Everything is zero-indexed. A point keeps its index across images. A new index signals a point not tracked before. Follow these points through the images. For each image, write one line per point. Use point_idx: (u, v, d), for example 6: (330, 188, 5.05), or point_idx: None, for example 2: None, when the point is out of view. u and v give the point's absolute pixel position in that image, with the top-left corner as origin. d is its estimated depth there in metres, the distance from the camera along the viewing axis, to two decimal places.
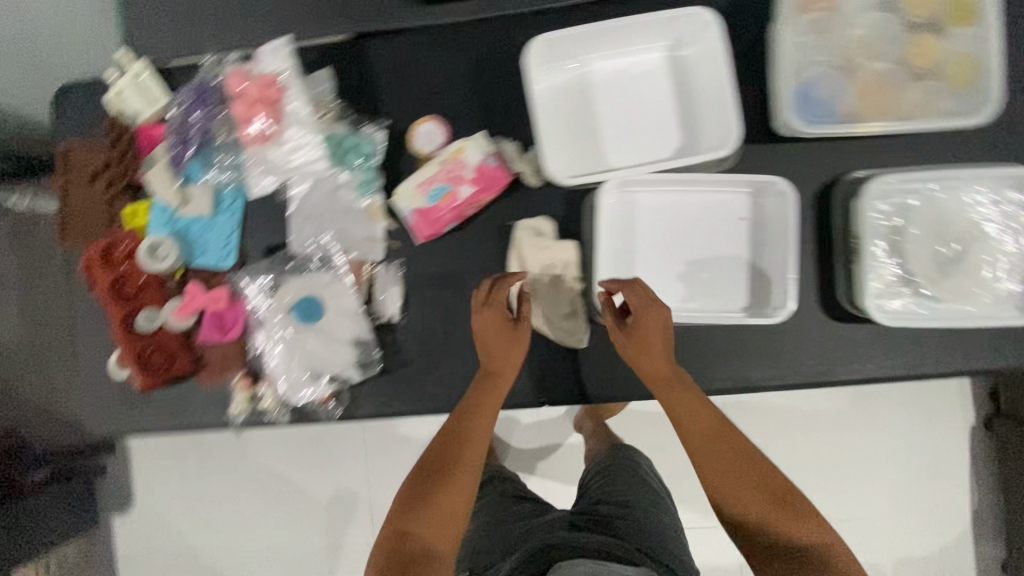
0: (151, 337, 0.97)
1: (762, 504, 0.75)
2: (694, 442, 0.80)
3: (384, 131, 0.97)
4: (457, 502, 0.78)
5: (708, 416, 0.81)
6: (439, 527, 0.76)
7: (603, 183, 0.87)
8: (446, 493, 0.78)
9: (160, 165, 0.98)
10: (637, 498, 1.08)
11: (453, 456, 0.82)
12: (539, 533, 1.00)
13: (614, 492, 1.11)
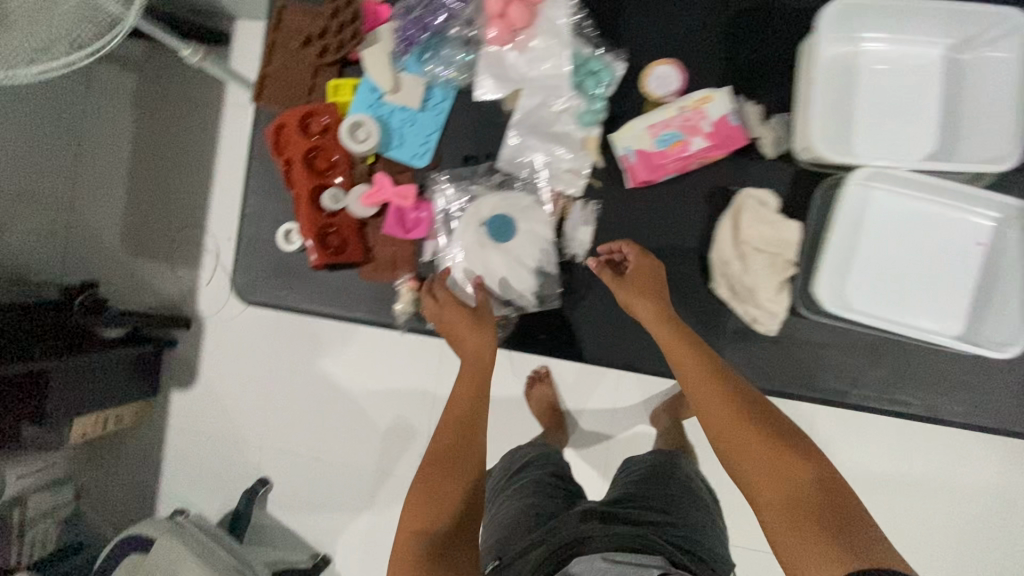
0: (333, 217, 0.95)
1: (783, 478, 0.60)
2: (713, 421, 0.68)
3: (621, 64, 0.91)
4: (458, 467, 0.71)
5: (712, 385, 0.70)
6: (446, 494, 0.69)
7: (857, 170, 0.82)
8: (462, 463, 0.72)
9: (382, 44, 0.94)
10: (684, 491, 0.88)
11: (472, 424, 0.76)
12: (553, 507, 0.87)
13: (656, 482, 0.89)
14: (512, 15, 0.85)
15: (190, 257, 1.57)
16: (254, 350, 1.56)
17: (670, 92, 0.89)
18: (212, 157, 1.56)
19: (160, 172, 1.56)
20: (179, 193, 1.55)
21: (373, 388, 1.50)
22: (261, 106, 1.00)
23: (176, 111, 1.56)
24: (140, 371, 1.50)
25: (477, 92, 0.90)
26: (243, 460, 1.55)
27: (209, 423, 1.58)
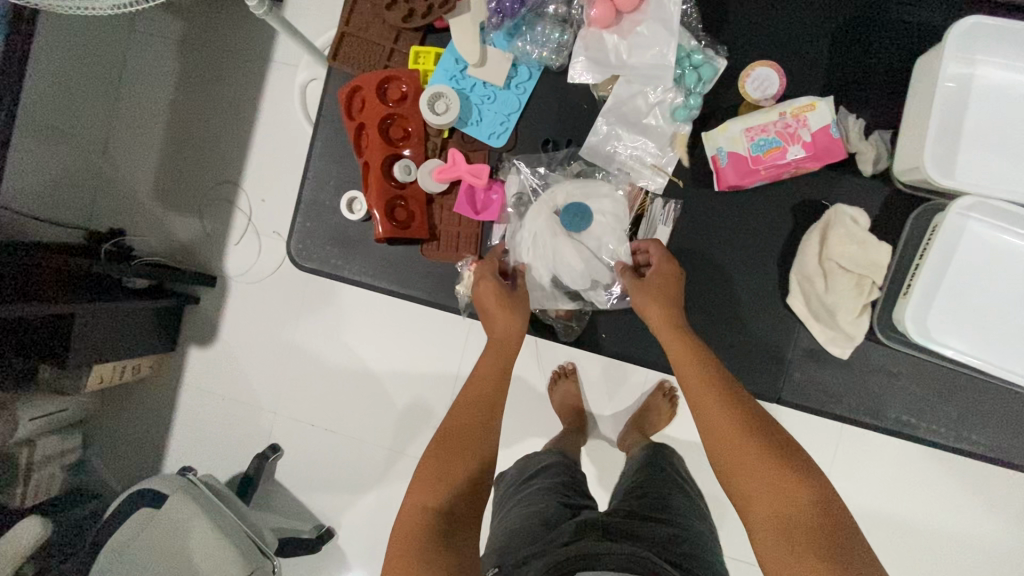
0: (403, 188, 0.92)
1: (779, 493, 0.62)
2: (711, 430, 0.69)
3: (721, 60, 0.86)
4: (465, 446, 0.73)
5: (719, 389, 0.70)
6: (456, 473, 0.71)
7: (965, 197, 0.78)
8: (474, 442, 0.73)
9: (473, 14, 0.90)
10: (679, 506, 0.92)
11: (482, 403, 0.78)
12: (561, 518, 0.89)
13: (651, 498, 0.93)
14: None
15: (217, 210, 1.55)
16: (279, 316, 1.53)
17: (767, 98, 0.84)
18: (254, 112, 1.53)
19: (197, 121, 1.55)
20: (214, 143, 1.55)
21: (398, 366, 1.48)
22: (335, 67, 0.96)
23: (220, 59, 1.55)
24: (162, 324, 1.50)
25: (570, 77, 0.85)
26: (257, 424, 1.54)
27: (225, 384, 1.56)
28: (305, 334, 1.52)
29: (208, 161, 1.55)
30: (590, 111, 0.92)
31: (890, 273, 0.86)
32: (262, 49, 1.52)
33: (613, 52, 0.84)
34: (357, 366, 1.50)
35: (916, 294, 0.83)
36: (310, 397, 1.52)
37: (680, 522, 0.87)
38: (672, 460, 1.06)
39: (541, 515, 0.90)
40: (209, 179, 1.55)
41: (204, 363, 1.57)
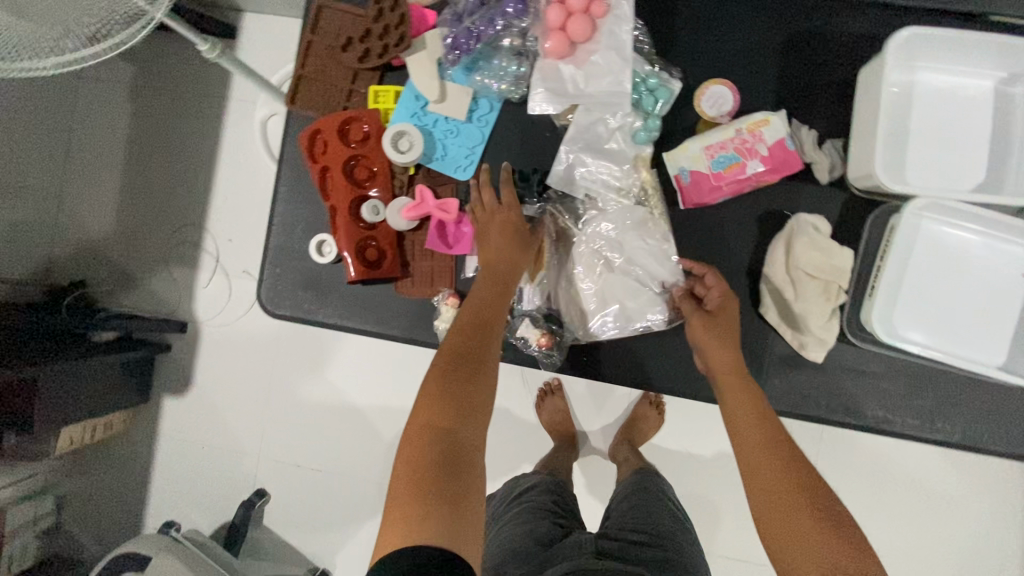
0: (372, 229, 0.91)
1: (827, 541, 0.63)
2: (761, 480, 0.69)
3: (676, 82, 0.88)
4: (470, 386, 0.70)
5: (769, 435, 0.73)
6: (460, 398, 0.68)
7: (916, 199, 0.81)
8: (477, 377, 0.71)
9: (429, 52, 0.90)
10: (668, 525, 0.94)
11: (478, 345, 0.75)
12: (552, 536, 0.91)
13: (642, 516, 0.96)
14: (573, 28, 0.82)
15: (184, 254, 1.51)
16: (255, 358, 1.50)
17: (722, 114, 0.87)
18: (213, 154, 1.50)
19: (157, 168, 1.52)
20: (176, 189, 1.51)
21: (383, 398, 1.46)
22: (294, 109, 0.96)
23: (173, 98, 1.51)
24: (132, 378, 1.45)
25: (530, 110, 0.86)
26: (241, 470, 1.50)
27: (204, 431, 1.52)
28: (284, 373, 1.49)
29: (171, 206, 1.51)
30: (552, 137, 0.92)
31: (854, 276, 0.89)
32: (217, 91, 1.50)
33: (570, 82, 0.85)
34: (340, 402, 1.47)
35: (880, 293, 0.86)
36: (294, 437, 1.49)
37: (670, 542, 0.89)
38: (662, 485, 1.08)
39: (534, 532, 0.92)
40: (172, 224, 1.51)
41: (181, 411, 1.52)
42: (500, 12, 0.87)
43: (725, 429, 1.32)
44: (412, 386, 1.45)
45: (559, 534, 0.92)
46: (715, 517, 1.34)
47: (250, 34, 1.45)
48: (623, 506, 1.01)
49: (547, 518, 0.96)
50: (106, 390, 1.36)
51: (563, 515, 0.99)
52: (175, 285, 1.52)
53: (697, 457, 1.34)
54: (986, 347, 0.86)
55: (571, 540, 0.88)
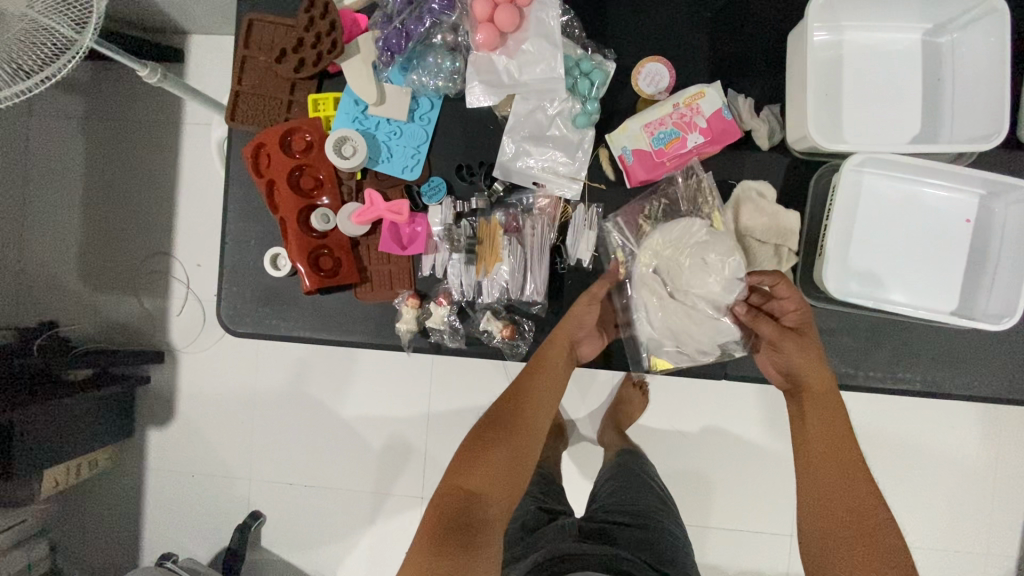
0: (323, 238, 0.91)
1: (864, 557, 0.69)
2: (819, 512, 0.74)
3: (611, 63, 0.89)
4: (502, 458, 0.78)
5: (846, 455, 0.76)
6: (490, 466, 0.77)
7: (853, 156, 0.82)
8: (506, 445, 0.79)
9: (364, 54, 0.91)
10: (650, 503, 0.94)
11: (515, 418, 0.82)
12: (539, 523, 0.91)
13: (625, 496, 0.96)
14: (500, 19, 0.82)
15: (153, 283, 1.50)
16: (236, 381, 1.49)
17: (660, 91, 0.88)
18: (172, 181, 1.49)
19: (118, 199, 1.50)
20: (141, 218, 1.50)
21: (367, 408, 1.45)
22: (235, 126, 0.95)
23: (125, 126, 1.49)
24: (112, 412, 1.43)
25: (470, 104, 0.86)
26: (232, 494, 1.49)
27: (192, 459, 1.50)
28: (266, 393, 1.48)
29: (135, 236, 1.50)
30: (495, 130, 0.93)
31: (804, 237, 0.90)
32: (169, 118, 1.49)
33: (505, 72, 0.85)
34: (324, 416, 1.46)
35: (830, 253, 0.86)
36: (282, 456, 1.48)
37: (652, 519, 0.89)
38: (646, 465, 1.07)
39: (520, 521, 0.93)
40: (138, 253, 1.50)
41: (167, 442, 1.51)
42: (428, 10, 0.88)
43: (708, 401, 1.33)
44: (395, 392, 1.45)
45: (545, 519, 0.93)
46: (707, 490, 1.35)
47: (196, 56, 1.44)
48: (610, 486, 1.02)
49: (534, 506, 0.97)
50: (84, 426, 1.35)
51: (549, 501, 1.00)
52: (148, 315, 1.50)
53: (684, 434, 1.35)
54: (937, 294, 0.88)
55: (555, 523, 0.89)
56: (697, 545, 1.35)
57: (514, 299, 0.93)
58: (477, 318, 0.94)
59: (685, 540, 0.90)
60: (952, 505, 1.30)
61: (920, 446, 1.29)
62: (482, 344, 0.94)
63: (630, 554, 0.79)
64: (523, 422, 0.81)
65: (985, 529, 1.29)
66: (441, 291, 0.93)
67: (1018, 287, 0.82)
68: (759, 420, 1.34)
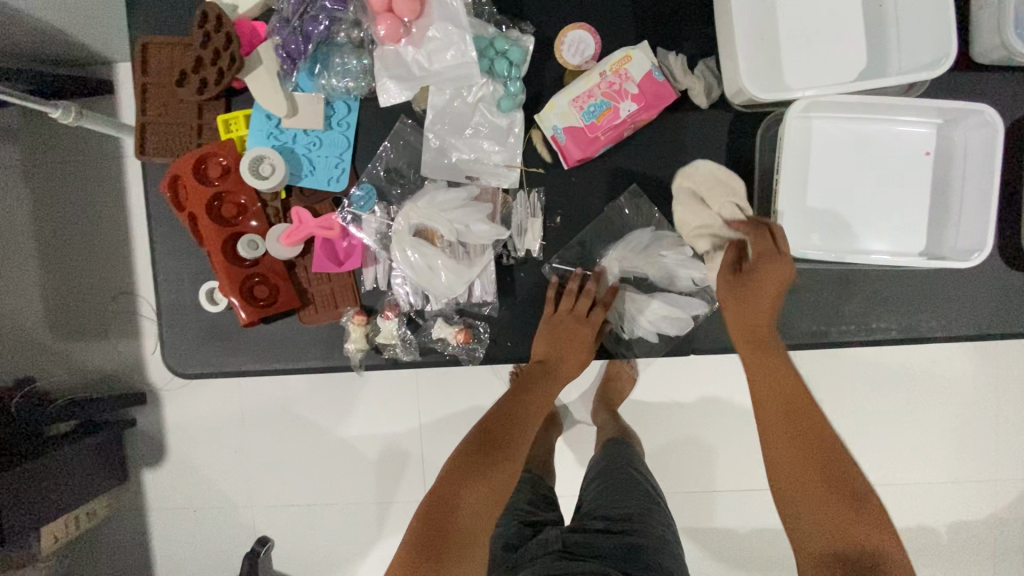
0: (254, 266, 0.86)
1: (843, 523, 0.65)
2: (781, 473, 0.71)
3: (530, 37, 0.83)
4: (502, 481, 0.73)
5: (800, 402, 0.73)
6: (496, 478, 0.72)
7: (794, 103, 0.77)
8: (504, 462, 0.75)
9: (266, 65, 0.84)
10: (638, 507, 0.88)
11: (513, 434, 0.80)
12: (521, 535, 0.89)
13: (611, 500, 0.90)
14: (399, 6, 0.77)
15: (123, 325, 1.40)
16: (225, 412, 1.40)
17: (587, 60, 0.83)
18: (123, 216, 1.39)
19: (76, 238, 1.39)
20: (103, 255, 1.39)
21: (360, 421, 1.38)
22: (147, 160, 0.90)
23: (62, 161, 1.37)
24: (102, 460, 1.34)
25: (382, 103, 0.81)
26: (236, 523, 1.41)
27: (189, 495, 1.42)
28: (257, 420, 1.39)
29: (100, 276, 1.39)
30: (415, 125, 0.87)
31: (758, 194, 0.85)
32: (109, 152, 1.37)
33: (415, 65, 0.80)
34: (322, 436, 1.38)
35: (784, 210, 0.82)
36: (279, 480, 1.40)
37: (638, 528, 0.84)
38: (636, 459, 1.00)
39: (503, 536, 0.89)
40: (103, 294, 1.40)
41: (163, 483, 1.42)
42: (321, 8, 0.83)
43: (697, 370, 1.29)
44: (386, 403, 1.37)
45: (529, 534, 0.89)
46: (709, 460, 1.31)
47: None
48: (597, 486, 0.95)
49: (516, 520, 0.92)
50: (73, 480, 1.26)
51: (535, 510, 0.95)
52: (122, 360, 1.41)
53: (681, 404, 1.30)
54: (904, 235, 0.83)
55: (538, 539, 0.86)
56: (706, 516, 1.31)
57: (464, 302, 0.88)
58: (429, 327, 0.90)
59: (674, 546, 0.85)
60: (951, 437, 1.29)
61: (914, 382, 1.28)
62: (437, 353, 0.90)
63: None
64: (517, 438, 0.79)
65: (986, 455, 1.29)
66: (388, 302, 0.89)
67: (985, 217, 0.77)
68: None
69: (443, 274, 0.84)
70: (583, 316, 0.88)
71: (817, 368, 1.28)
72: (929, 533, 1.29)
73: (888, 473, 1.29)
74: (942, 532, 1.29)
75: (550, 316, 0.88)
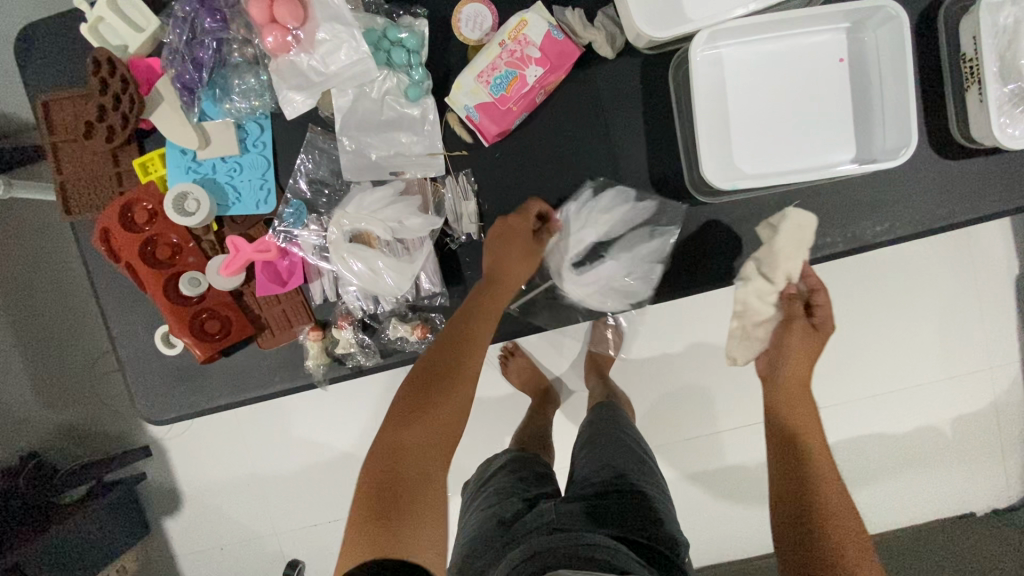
0: (200, 302, 0.86)
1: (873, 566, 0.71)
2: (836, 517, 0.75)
3: (423, 19, 0.82)
4: (441, 422, 0.67)
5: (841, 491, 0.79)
6: (436, 415, 0.67)
7: (696, 36, 0.76)
8: (444, 399, 0.69)
9: (168, 99, 0.83)
10: (626, 471, 0.88)
11: (452, 364, 0.72)
12: (517, 510, 0.85)
13: (599, 466, 0.90)
14: (282, 14, 0.76)
15: (110, 378, 1.35)
16: (230, 450, 1.37)
17: (487, 32, 0.82)
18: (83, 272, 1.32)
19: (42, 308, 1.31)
20: (66, 319, 1.32)
21: (361, 432, 1.34)
22: (75, 218, 0.88)
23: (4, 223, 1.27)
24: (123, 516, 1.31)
25: (290, 114, 0.81)
26: (265, 554, 1.40)
27: (211, 533, 1.41)
28: (266, 449, 1.37)
29: (71, 340, 1.33)
30: (325, 132, 0.87)
31: (682, 133, 0.84)
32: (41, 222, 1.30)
33: (313, 71, 0.79)
34: (332, 456, 1.36)
35: (709, 145, 0.81)
36: (297, 504, 1.38)
37: (627, 494, 0.84)
38: (625, 423, 1.01)
39: (495, 513, 0.86)
40: (82, 357, 1.34)
41: (182, 528, 1.40)
42: (205, 33, 0.82)
43: (677, 318, 1.27)
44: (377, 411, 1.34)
45: (522, 508, 0.86)
46: (708, 403, 1.29)
47: None
48: (588, 455, 0.95)
49: (512, 497, 0.88)
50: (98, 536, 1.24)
51: (527, 485, 0.92)
52: (121, 415, 1.36)
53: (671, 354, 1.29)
54: (834, 146, 0.83)
55: (534, 510, 0.83)
56: (714, 455, 1.29)
57: (414, 299, 0.88)
58: (386, 329, 0.90)
59: (664, 505, 0.86)
60: (936, 334, 1.29)
61: (888, 287, 1.28)
62: (399, 352, 0.90)
63: (609, 542, 0.74)
64: (462, 372, 0.71)
65: (974, 345, 1.30)
66: (340, 312, 0.89)
67: (906, 111, 0.76)
68: None
69: (386, 273, 0.84)
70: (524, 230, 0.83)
71: None
72: (929, 429, 1.31)
73: (881, 379, 1.31)
74: (946, 428, 1.31)
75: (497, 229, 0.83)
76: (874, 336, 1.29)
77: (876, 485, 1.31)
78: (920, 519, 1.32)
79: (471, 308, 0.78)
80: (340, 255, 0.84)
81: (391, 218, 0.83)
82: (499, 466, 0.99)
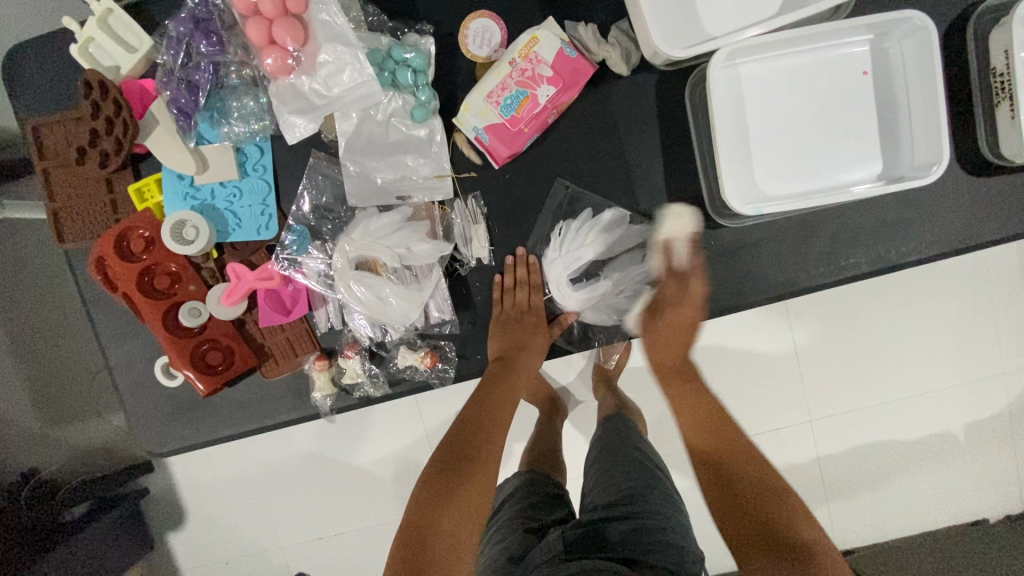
0: (201, 333, 0.82)
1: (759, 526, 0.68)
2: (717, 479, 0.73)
3: (430, 37, 0.78)
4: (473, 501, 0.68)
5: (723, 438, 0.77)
6: (467, 492, 0.68)
7: (717, 55, 0.72)
8: (472, 478, 0.70)
9: (163, 124, 0.79)
10: (635, 488, 0.84)
11: (479, 445, 0.74)
12: (526, 545, 0.82)
13: (608, 486, 0.87)
14: (281, 36, 0.72)
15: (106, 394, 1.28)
16: (232, 468, 1.33)
17: (495, 49, 0.78)
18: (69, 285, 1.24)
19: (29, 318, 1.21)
20: (53, 329, 1.24)
21: (365, 446, 1.30)
22: (69, 246, 0.85)
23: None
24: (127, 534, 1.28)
25: (290, 140, 0.77)
26: (269, 567, 1.36)
27: (213, 551, 1.37)
28: (269, 466, 1.33)
29: (66, 352, 1.24)
30: (329, 156, 0.84)
31: (700, 152, 0.81)
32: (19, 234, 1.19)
33: (314, 94, 0.76)
34: (336, 468, 1.32)
35: (729, 166, 0.77)
36: (301, 520, 1.34)
37: (637, 512, 0.80)
38: (636, 436, 0.97)
39: (505, 549, 0.83)
40: (77, 372, 1.25)
41: (183, 546, 1.36)
42: (201, 55, 0.78)
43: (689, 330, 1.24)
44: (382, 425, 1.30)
45: (533, 542, 0.83)
46: None
47: None
48: (597, 476, 0.91)
49: (518, 528, 0.86)
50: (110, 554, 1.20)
51: (538, 514, 0.89)
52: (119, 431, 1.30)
53: None
54: (857, 164, 0.79)
55: (540, 544, 0.80)
56: None
57: (422, 327, 0.85)
58: (394, 357, 0.87)
59: (679, 521, 0.82)
60: (952, 343, 1.25)
61: (906, 296, 1.25)
62: (408, 381, 0.87)
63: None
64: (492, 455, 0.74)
65: (989, 353, 1.26)
66: (348, 340, 0.86)
67: (935, 127, 0.73)
68: (754, 327, 1.24)
69: (394, 302, 0.81)
70: (525, 307, 0.86)
71: (812, 302, 1.25)
72: (948, 438, 1.27)
73: (901, 387, 1.27)
74: (960, 435, 1.27)
75: (500, 315, 0.86)
76: (894, 344, 1.26)
77: (892, 492, 1.28)
78: (934, 526, 1.28)
79: (488, 390, 0.80)
80: (346, 280, 0.81)
81: (398, 244, 0.80)
82: (507, 494, 0.96)
